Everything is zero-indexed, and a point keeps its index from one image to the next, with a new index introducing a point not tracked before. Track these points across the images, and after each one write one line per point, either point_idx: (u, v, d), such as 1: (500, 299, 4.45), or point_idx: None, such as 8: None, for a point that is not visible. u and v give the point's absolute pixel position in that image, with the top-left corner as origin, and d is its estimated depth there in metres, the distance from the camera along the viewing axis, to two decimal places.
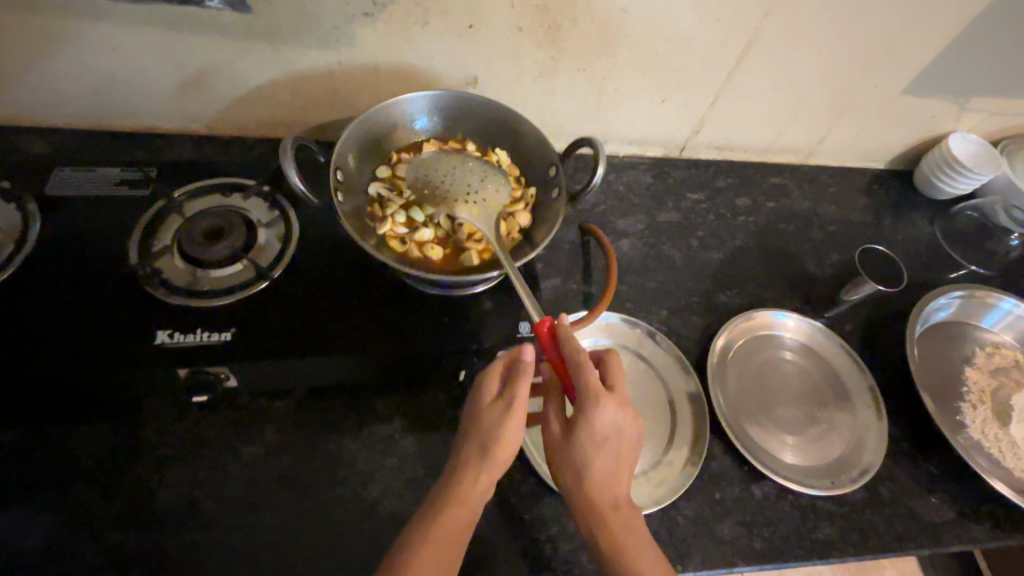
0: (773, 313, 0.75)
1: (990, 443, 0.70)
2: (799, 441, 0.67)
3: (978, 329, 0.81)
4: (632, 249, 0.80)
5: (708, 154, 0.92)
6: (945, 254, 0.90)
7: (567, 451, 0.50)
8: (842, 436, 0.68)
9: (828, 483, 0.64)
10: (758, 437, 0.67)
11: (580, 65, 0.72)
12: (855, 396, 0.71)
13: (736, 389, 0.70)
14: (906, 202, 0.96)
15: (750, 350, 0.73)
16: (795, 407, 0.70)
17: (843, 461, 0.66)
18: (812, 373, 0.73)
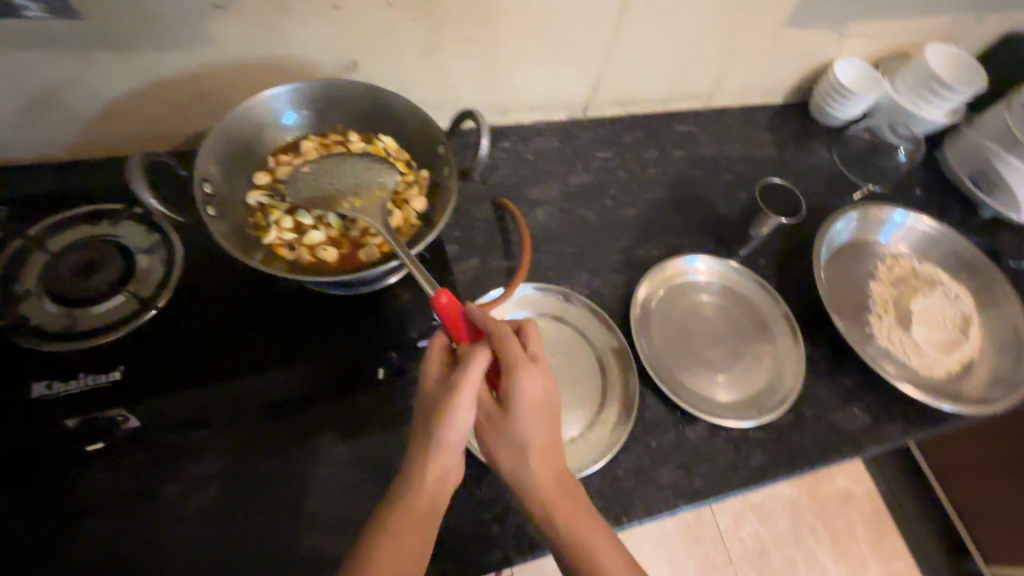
0: (684, 260, 0.77)
1: (897, 348, 0.76)
2: (726, 379, 0.70)
3: (878, 244, 0.86)
4: (547, 217, 0.80)
5: (613, 111, 0.92)
6: (844, 178, 0.95)
7: (500, 423, 0.50)
8: (764, 367, 0.72)
9: (756, 413, 0.67)
10: (687, 383, 0.69)
11: (462, 36, 0.70)
12: (773, 326, 0.75)
13: (662, 340, 0.72)
14: (805, 132, 1.00)
15: (670, 299, 0.75)
16: (718, 347, 0.73)
17: (767, 389, 0.70)
18: (731, 312, 0.76)
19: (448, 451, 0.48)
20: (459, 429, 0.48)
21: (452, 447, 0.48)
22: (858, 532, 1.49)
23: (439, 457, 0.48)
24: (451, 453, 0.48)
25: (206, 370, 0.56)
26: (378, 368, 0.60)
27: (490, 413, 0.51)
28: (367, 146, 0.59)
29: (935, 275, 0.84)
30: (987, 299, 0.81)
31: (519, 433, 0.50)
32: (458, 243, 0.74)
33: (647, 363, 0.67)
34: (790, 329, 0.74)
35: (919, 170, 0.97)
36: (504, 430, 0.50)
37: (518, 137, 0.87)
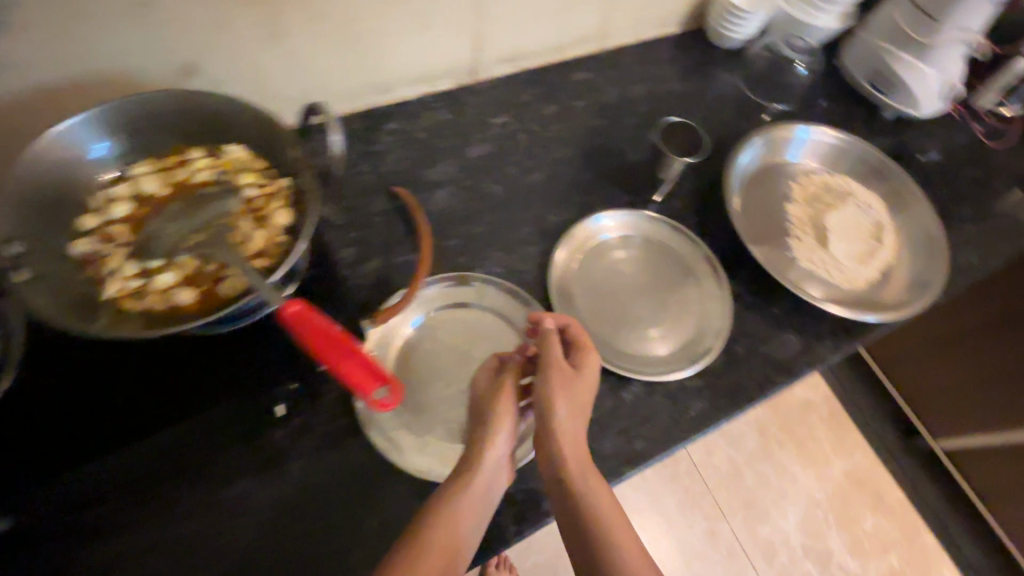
0: (592, 219, 0.74)
1: (818, 266, 0.76)
2: (656, 333, 0.69)
3: (789, 163, 0.84)
4: (449, 198, 0.74)
5: (504, 69, 0.85)
6: (751, 100, 0.92)
7: (564, 391, 0.55)
8: (693, 313, 0.70)
9: (690, 360, 0.67)
10: (617, 345, 0.67)
11: (306, 15, 0.62)
12: (696, 268, 0.73)
13: (587, 306, 0.69)
14: (708, 58, 0.95)
15: (589, 261, 0.72)
16: (644, 302, 0.71)
17: (700, 334, 0.69)
18: (652, 264, 0.73)
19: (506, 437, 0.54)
20: (508, 411, 0.55)
21: (504, 433, 0.54)
22: (820, 435, 1.57)
23: (494, 446, 0.53)
24: (504, 439, 0.54)
25: (94, 448, 0.51)
26: (277, 404, 0.56)
27: (562, 377, 0.56)
28: (214, 163, 0.51)
29: (846, 185, 0.83)
30: (897, 201, 0.82)
31: (577, 401, 0.56)
32: (356, 245, 0.68)
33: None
34: (715, 269, 0.72)
35: (822, 81, 0.96)
36: (566, 400, 0.55)
37: (405, 116, 0.79)
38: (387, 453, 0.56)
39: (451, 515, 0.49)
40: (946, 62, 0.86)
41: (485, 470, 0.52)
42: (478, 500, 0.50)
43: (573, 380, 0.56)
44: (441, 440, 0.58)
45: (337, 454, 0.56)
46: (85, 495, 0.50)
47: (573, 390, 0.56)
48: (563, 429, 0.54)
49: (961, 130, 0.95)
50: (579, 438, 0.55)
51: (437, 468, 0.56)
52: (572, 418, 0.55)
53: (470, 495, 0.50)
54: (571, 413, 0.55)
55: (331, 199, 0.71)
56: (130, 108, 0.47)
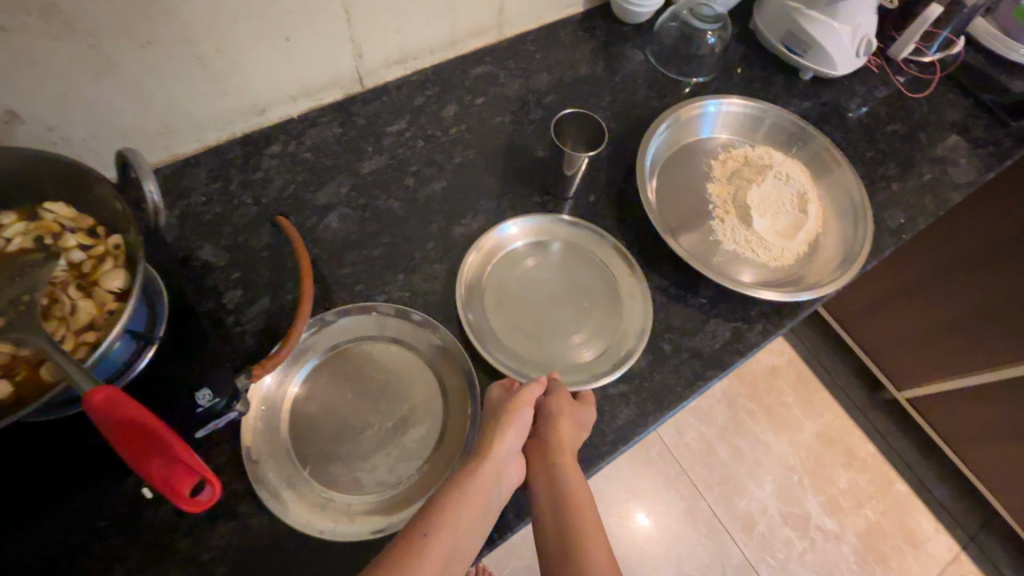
0: (497, 230, 0.69)
1: (743, 247, 0.73)
2: (576, 339, 0.65)
3: (705, 142, 0.81)
4: (342, 221, 0.69)
5: (394, 73, 0.79)
6: (663, 77, 0.87)
7: (568, 418, 0.55)
8: (612, 316, 0.66)
9: (612, 366, 0.63)
10: (534, 360, 0.63)
11: (133, 40, 0.55)
12: (612, 266, 0.69)
13: (501, 319, 0.65)
14: (615, 37, 0.90)
15: (500, 270, 0.68)
16: (560, 308, 0.66)
17: (620, 335, 0.65)
18: (568, 266, 0.69)
19: (513, 436, 0.53)
20: (519, 424, 0.53)
21: (510, 446, 0.52)
22: (787, 399, 1.57)
23: (496, 459, 0.51)
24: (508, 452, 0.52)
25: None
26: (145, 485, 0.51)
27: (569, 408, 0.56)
28: (30, 228, 0.45)
29: (766, 156, 0.80)
30: (819, 168, 0.80)
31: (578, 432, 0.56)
32: (240, 286, 0.63)
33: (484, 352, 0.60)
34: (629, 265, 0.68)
35: (736, 48, 0.92)
36: (569, 429, 0.55)
37: (289, 137, 0.73)
38: (286, 516, 0.51)
39: (443, 532, 0.46)
40: (856, 17, 0.82)
41: (488, 470, 0.50)
42: (480, 498, 0.49)
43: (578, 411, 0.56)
44: (343, 495, 0.53)
45: (230, 525, 0.51)
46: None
47: (576, 419, 0.56)
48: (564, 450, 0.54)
49: (881, 84, 0.92)
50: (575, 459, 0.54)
51: (339, 527, 0.51)
52: (574, 442, 0.55)
53: (464, 511, 0.47)
54: (572, 435, 0.55)
55: (211, 240, 0.65)
56: None
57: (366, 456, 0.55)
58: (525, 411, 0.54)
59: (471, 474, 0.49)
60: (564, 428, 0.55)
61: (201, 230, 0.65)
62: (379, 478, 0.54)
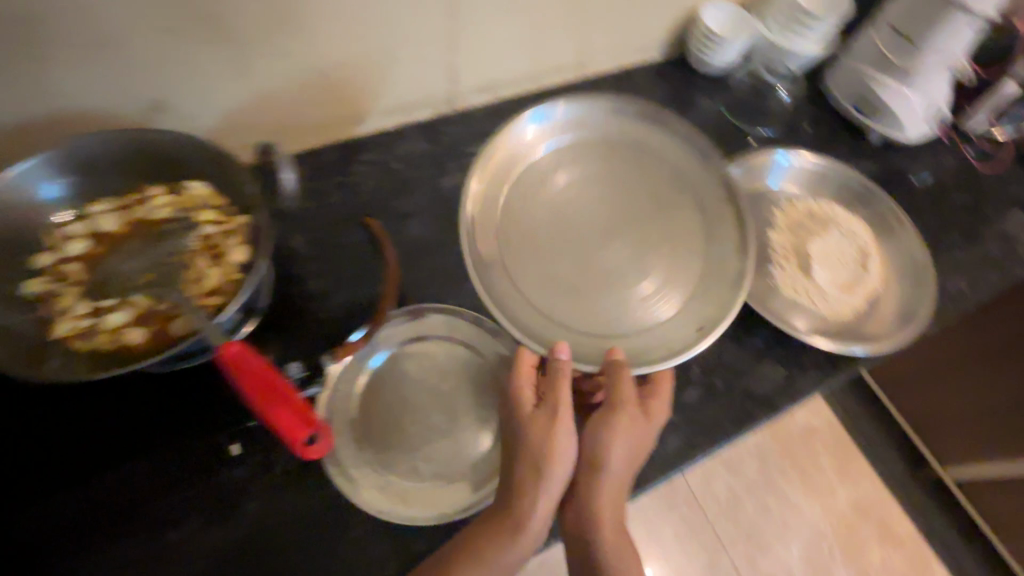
0: (513, 140, 0.70)
1: (801, 296, 0.74)
2: (633, 279, 0.67)
3: (770, 191, 0.83)
4: (422, 228, 0.74)
5: (480, 99, 0.85)
6: (732, 126, 0.91)
7: (630, 433, 0.54)
8: (689, 254, 0.69)
9: (695, 332, 0.64)
10: (599, 307, 0.65)
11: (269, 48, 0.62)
12: (716, 230, 0.70)
13: (538, 248, 0.67)
14: (688, 86, 0.95)
15: (528, 188, 0.70)
16: (609, 238, 0.69)
17: (707, 286, 0.67)
18: (628, 195, 0.72)
19: (558, 464, 0.51)
20: (563, 453, 0.52)
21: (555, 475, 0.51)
22: (824, 464, 1.51)
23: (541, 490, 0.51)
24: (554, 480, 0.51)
25: (29, 496, 0.51)
26: (233, 442, 0.55)
27: (631, 421, 0.54)
28: (173, 199, 0.51)
29: (830, 211, 0.82)
30: (883, 229, 0.81)
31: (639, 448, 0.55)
32: (325, 277, 0.68)
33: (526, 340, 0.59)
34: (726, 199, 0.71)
35: (804, 107, 0.95)
36: (630, 446, 0.54)
37: (380, 147, 0.80)
38: (346, 492, 0.54)
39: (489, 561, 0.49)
40: (929, 85, 0.84)
41: (535, 499, 0.50)
42: (529, 530, 0.50)
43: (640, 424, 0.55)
44: (401, 480, 0.56)
45: (296, 493, 0.55)
46: (21, 542, 0.49)
47: (639, 435, 0.55)
48: (624, 469, 0.54)
49: (949, 153, 0.93)
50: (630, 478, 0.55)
51: (394, 510, 0.55)
52: (634, 461, 0.54)
53: (513, 545, 0.49)
54: (632, 455, 0.54)
55: (304, 232, 0.71)
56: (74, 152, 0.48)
57: (425, 447, 0.58)
58: (564, 441, 0.52)
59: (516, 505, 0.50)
60: (624, 445, 0.54)
61: (295, 222, 0.72)
62: (435, 469, 0.57)
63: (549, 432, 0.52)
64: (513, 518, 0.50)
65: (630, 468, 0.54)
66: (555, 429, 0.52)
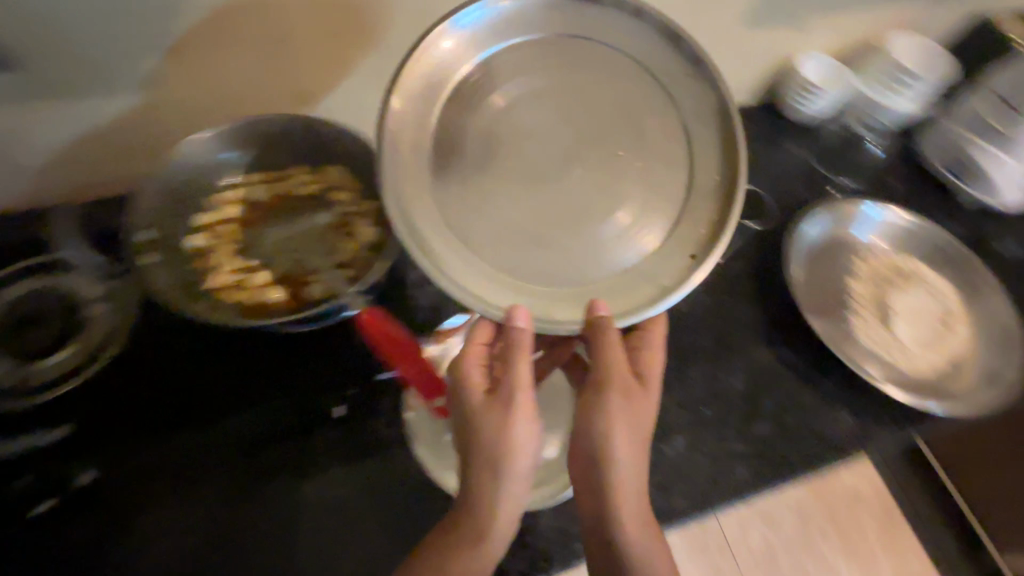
0: (430, 55, 0.53)
1: (880, 348, 0.74)
2: (607, 211, 0.55)
3: (857, 241, 0.83)
4: None
5: None
6: (819, 174, 0.93)
7: (625, 410, 0.49)
8: (671, 174, 0.57)
9: (689, 258, 0.55)
10: (562, 260, 0.54)
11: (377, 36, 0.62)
12: (697, 145, 0.57)
13: (474, 177, 0.54)
14: (777, 130, 0.97)
15: (465, 111, 0.55)
16: (573, 165, 0.56)
17: (693, 216, 0.56)
18: (602, 107, 0.57)
19: (522, 457, 0.46)
20: (519, 447, 0.46)
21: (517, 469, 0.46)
22: (869, 533, 1.44)
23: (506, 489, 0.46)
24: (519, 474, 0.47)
25: (151, 429, 0.54)
26: (337, 406, 0.58)
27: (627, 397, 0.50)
28: (315, 178, 0.58)
29: (914, 269, 0.82)
30: (971, 293, 0.80)
31: (639, 428, 0.49)
32: None
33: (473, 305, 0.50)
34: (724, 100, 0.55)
35: (895, 164, 0.95)
36: (629, 427, 0.49)
37: None
38: (430, 469, 0.56)
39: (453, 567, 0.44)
40: None
41: (504, 494, 0.46)
42: (502, 529, 0.46)
43: (637, 398, 0.50)
44: None
45: (382, 464, 0.56)
46: (136, 472, 0.52)
47: (635, 413, 0.50)
48: (628, 454, 0.48)
49: None
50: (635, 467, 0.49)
51: None
52: (637, 445, 0.49)
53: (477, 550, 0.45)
54: (634, 439, 0.49)
55: None
56: (245, 130, 0.55)
57: None
58: (522, 434, 0.46)
59: (474, 506, 0.46)
60: (621, 427, 0.48)
61: None
62: None
63: (497, 424, 0.46)
64: (469, 517, 0.46)
65: (640, 446, 0.49)
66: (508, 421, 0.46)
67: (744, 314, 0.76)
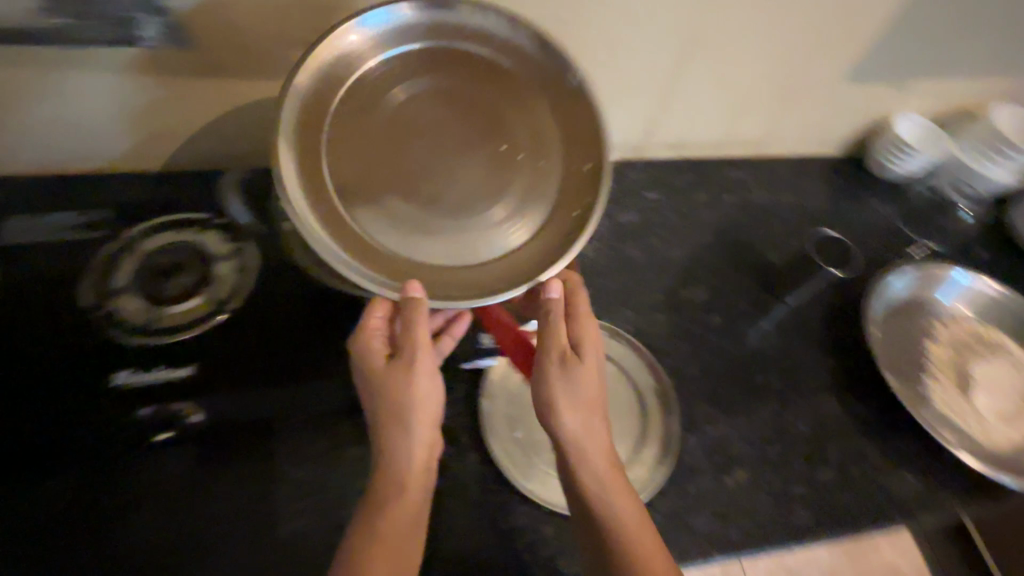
0: (340, 37, 0.54)
1: (955, 414, 0.72)
2: (484, 202, 0.60)
3: (937, 304, 0.83)
4: (595, 252, 0.81)
5: (666, 154, 0.91)
6: (900, 233, 0.93)
7: (562, 380, 0.51)
8: (541, 172, 0.62)
9: (557, 245, 0.59)
10: (440, 247, 0.58)
11: None
12: (571, 148, 0.62)
13: (368, 161, 0.58)
14: (860, 186, 0.98)
15: (364, 100, 0.58)
16: (457, 159, 0.61)
17: (560, 212, 0.61)
18: (483, 112, 0.62)
19: (427, 412, 0.50)
20: (423, 399, 0.49)
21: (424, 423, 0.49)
22: None
23: (409, 445, 0.49)
24: (421, 429, 0.49)
25: (260, 381, 0.59)
26: None
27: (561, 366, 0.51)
28: None
29: (997, 339, 0.80)
30: None
31: (578, 393, 0.51)
32: None
33: (368, 286, 0.52)
34: (590, 112, 0.61)
35: (977, 233, 0.95)
36: (568, 395, 0.51)
37: None
38: (497, 461, 0.61)
39: (381, 522, 0.46)
40: None
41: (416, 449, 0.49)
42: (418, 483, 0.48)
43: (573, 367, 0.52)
44: (545, 465, 0.62)
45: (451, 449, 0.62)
46: (239, 418, 0.57)
47: (571, 382, 0.51)
48: (575, 420, 0.50)
49: None
50: (585, 436, 0.50)
51: (536, 490, 0.60)
52: (582, 412, 0.51)
53: (399, 504, 0.47)
54: (576, 406, 0.51)
55: None
56: None
57: None
58: (425, 385, 0.50)
59: (389, 461, 0.48)
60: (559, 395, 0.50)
61: None
62: None
63: (400, 381, 0.49)
64: (387, 473, 0.48)
65: (587, 412, 0.51)
66: (410, 376, 0.49)
67: (815, 360, 0.77)
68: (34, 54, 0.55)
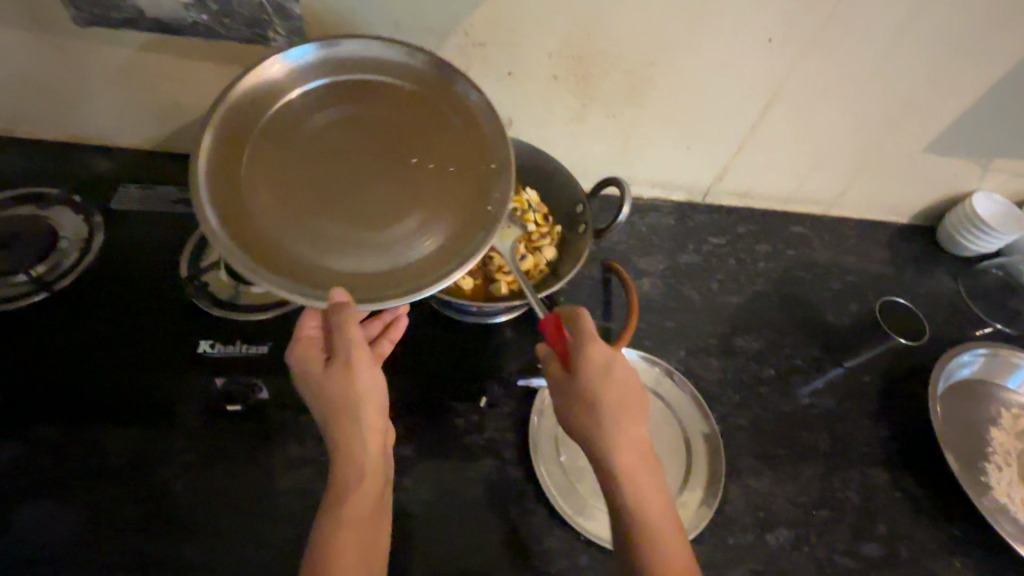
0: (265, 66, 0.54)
1: (1016, 508, 0.69)
2: (388, 219, 0.55)
3: (1002, 389, 0.79)
4: (652, 288, 0.82)
5: (730, 201, 0.92)
6: (969, 311, 0.90)
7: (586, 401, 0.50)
8: (460, 184, 0.58)
9: (461, 260, 0.54)
10: (340, 263, 0.53)
11: (588, 87, 0.70)
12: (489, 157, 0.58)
13: (278, 178, 0.54)
14: (928, 257, 0.95)
15: (283, 123, 0.56)
16: (372, 174, 0.57)
17: (467, 227, 0.56)
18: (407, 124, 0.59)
19: (368, 409, 0.50)
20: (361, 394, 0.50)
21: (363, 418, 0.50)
22: None
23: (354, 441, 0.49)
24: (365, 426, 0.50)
25: None
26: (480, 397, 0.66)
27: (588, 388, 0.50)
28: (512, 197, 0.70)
29: None
30: None
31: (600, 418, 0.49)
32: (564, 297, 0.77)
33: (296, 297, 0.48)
34: (495, 121, 0.58)
35: None
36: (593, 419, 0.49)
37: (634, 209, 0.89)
38: (542, 481, 0.61)
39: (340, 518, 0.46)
40: None
41: (364, 443, 0.50)
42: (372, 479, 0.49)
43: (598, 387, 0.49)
44: (586, 493, 0.62)
45: (496, 462, 0.62)
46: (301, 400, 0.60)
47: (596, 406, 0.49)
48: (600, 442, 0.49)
49: None
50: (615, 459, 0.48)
51: (575, 516, 0.60)
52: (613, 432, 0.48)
53: (352, 499, 0.48)
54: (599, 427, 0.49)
55: None
56: None
57: None
58: (366, 379, 0.50)
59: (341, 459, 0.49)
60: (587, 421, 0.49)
61: None
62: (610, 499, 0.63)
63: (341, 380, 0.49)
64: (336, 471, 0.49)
65: (618, 435, 0.48)
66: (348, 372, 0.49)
67: (868, 428, 0.74)
68: (168, 42, 0.61)
